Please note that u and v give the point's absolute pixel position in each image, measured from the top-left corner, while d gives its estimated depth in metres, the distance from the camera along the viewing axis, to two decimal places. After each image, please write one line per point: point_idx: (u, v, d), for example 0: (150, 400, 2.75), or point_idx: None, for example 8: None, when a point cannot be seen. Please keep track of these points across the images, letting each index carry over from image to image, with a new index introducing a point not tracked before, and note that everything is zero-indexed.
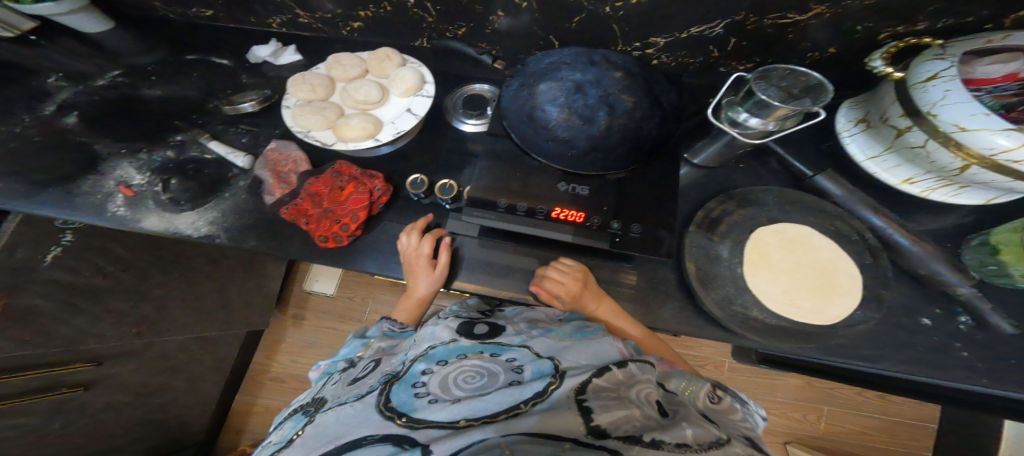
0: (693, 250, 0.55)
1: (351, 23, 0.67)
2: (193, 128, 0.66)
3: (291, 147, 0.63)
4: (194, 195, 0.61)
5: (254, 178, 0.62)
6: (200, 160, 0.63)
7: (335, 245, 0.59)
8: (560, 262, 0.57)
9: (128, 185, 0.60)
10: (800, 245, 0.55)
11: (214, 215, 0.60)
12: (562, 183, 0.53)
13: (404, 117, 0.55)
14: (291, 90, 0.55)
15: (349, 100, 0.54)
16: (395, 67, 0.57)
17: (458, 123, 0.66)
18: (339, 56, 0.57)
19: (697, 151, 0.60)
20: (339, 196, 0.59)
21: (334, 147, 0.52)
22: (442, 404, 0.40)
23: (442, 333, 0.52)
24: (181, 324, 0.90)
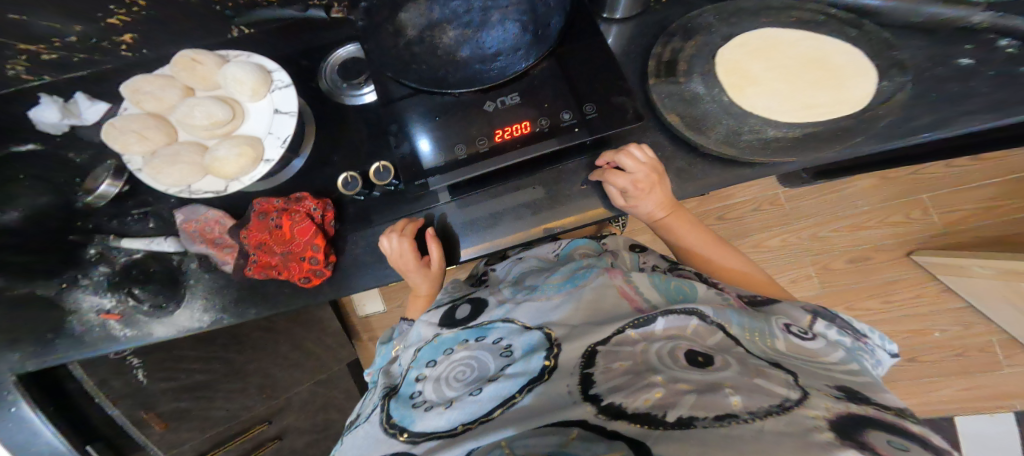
0: (665, 99, 0.43)
1: (121, 38, 0.51)
2: (96, 234, 0.54)
3: (201, 209, 0.54)
4: (169, 293, 0.55)
5: (199, 256, 0.55)
6: (138, 261, 0.54)
7: (320, 279, 0.54)
8: (637, 147, 0.45)
9: (107, 311, 0.54)
10: (772, 49, 0.44)
11: (205, 300, 0.55)
12: (488, 104, 0.45)
13: (277, 121, 0.46)
14: (120, 149, 0.44)
15: (197, 132, 0.45)
16: (213, 68, 0.47)
17: (353, 100, 0.55)
18: (135, 84, 0.46)
19: (612, 6, 0.47)
20: (283, 235, 0.50)
21: (230, 189, 0.45)
22: (436, 412, 0.39)
23: (426, 333, 0.51)
24: (282, 379, 0.93)
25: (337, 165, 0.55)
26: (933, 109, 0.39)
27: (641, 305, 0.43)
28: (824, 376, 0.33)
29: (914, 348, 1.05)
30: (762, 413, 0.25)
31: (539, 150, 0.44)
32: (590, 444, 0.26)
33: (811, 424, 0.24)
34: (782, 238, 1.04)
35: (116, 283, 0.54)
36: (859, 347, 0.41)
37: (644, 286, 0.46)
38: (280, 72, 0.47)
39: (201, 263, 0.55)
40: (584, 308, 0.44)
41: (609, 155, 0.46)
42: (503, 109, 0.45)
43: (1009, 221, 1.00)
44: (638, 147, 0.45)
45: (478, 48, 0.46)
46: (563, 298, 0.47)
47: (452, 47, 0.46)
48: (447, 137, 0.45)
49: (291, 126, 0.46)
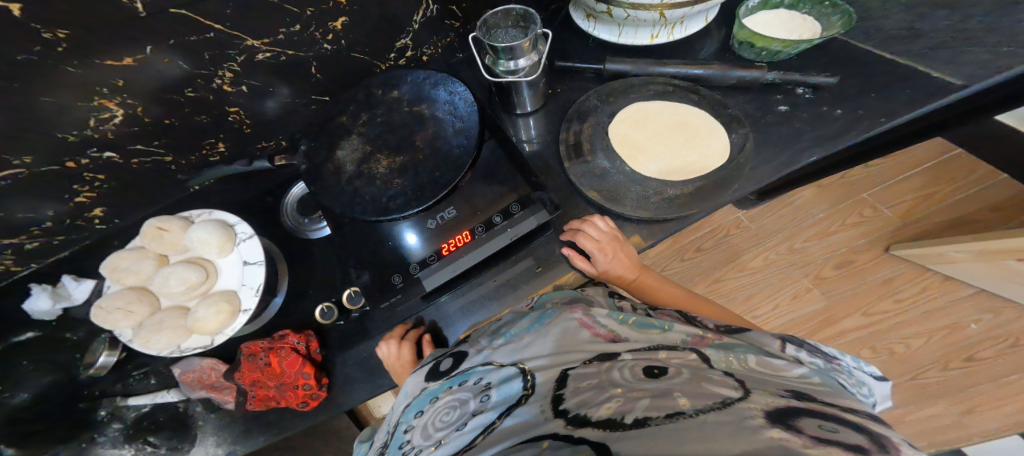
0: (581, 180, 0.49)
1: (93, 211, 0.58)
2: (102, 398, 0.58)
3: (196, 360, 0.59)
4: (182, 433, 0.57)
5: (202, 400, 0.58)
6: (146, 412, 0.58)
7: (318, 401, 0.55)
8: (595, 220, 0.48)
9: None
10: (647, 119, 0.51)
11: (216, 433, 0.57)
12: (430, 222, 0.49)
13: (247, 271, 0.51)
14: (111, 327, 0.50)
15: (179, 296, 0.51)
16: (182, 234, 0.54)
17: (312, 233, 0.62)
18: (113, 264, 0.52)
19: (520, 103, 0.54)
20: (274, 370, 0.53)
21: (216, 342, 0.50)
22: (426, 454, 0.35)
23: (412, 389, 0.46)
24: None
25: (309, 293, 0.60)
26: (791, 149, 0.47)
27: (605, 334, 0.42)
28: (780, 384, 0.33)
29: (958, 344, 0.94)
30: (706, 408, 0.26)
31: (479, 258, 0.48)
32: (558, 450, 0.25)
33: (748, 414, 0.25)
34: (759, 258, 1.03)
35: (132, 435, 0.57)
36: (831, 366, 0.41)
37: (611, 320, 0.45)
38: (240, 224, 0.54)
39: (205, 404, 0.58)
40: (558, 344, 0.41)
41: (575, 223, 0.49)
42: (444, 224, 0.49)
43: (957, 201, 1.02)
44: (599, 219, 0.48)
45: (410, 172, 0.51)
46: (534, 336, 0.43)
47: (387, 176, 0.51)
48: (422, 248, 0.49)
49: (261, 273, 0.52)
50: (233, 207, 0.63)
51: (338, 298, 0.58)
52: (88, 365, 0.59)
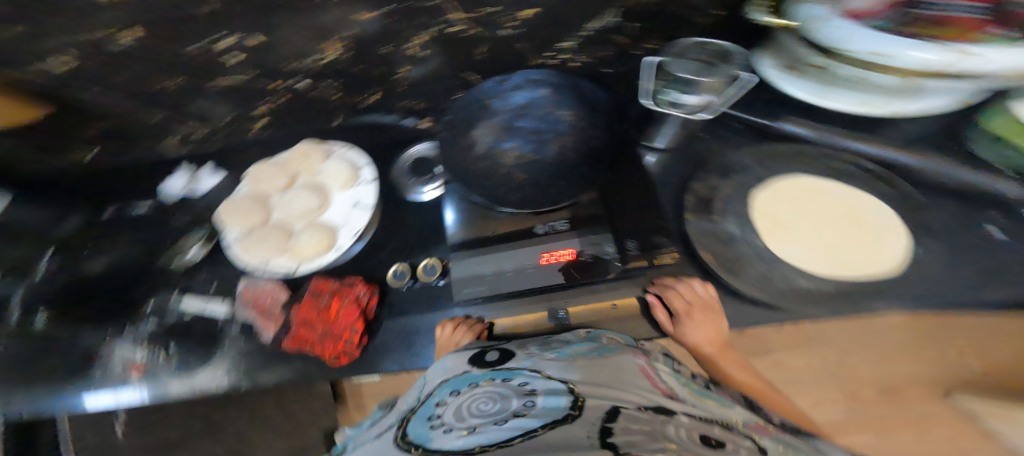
0: (699, 236, 0.51)
1: (256, 122, 0.62)
2: (165, 288, 0.57)
3: (261, 278, 0.56)
4: (201, 349, 0.52)
5: (243, 322, 0.54)
6: (185, 316, 0.54)
7: (350, 359, 0.51)
8: (694, 282, 0.51)
9: (136, 363, 0.50)
10: (810, 198, 0.54)
11: (231, 361, 0.51)
12: (538, 228, 0.51)
13: (353, 214, 0.56)
14: (228, 224, 0.57)
15: (291, 216, 0.57)
16: (317, 161, 0.60)
17: (412, 195, 0.62)
18: (259, 171, 0.60)
19: (652, 136, 0.59)
20: (328, 315, 0.51)
21: (300, 270, 0.55)
22: (455, 434, 0.35)
23: (453, 366, 0.45)
24: None
25: (387, 252, 0.59)
26: (930, 291, 0.46)
27: (663, 388, 0.42)
28: None
29: None
30: None
31: (582, 278, 0.50)
32: None
33: None
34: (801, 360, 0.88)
35: (156, 337, 0.53)
36: None
37: (670, 378, 0.45)
38: (367, 167, 0.59)
39: (243, 329, 0.54)
40: (610, 376, 0.40)
41: (667, 278, 0.51)
42: (553, 234, 0.50)
43: None
44: (698, 283, 0.51)
45: (543, 172, 0.53)
46: (590, 363, 0.44)
47: (518, 170, 0.53)
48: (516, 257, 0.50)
49: (364, 219, 0.57)
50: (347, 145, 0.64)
51: (411, 263, 0.57)
52: (180, 255, 0.59)
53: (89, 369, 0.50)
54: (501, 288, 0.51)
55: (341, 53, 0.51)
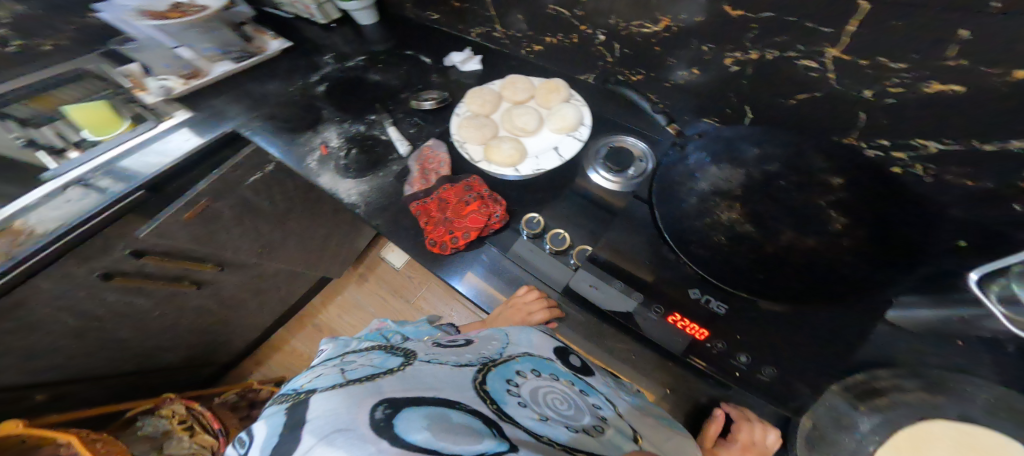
0: (822, 407, 0.42)
1: (533, 46, 0.71)
2: (387, 113, 0.72)
3: (443, 149, 0.67)
4: (361, 167, 0.68)
5: (405, 167, 0.67)
6: (376, 138, 0.70)
7: (439, 251, 0.59)
8: (767, 433, 0.48)
9: (326, 146, 0.70)
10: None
11: (367, 189, 0.66)
12: (694, 292, 0.47)
13: (548, 155, 0.63)
14: (466, 100, 0.68)
15: (507, 124, 0.65)
16: (558, 100, 0.66)
17: (590, 170, 0.61)
18: (514, 79, 0.69)
19: (912, 309, 0.43)
20: (462, 209, 0.59)
21: (480, 164, 0.64)
22: (528, 413, 0.36)
23: (538, 345, 0.49)
24: (289, 253, 1.08)
25: (541, 201, 0.61)
26: None
27: None
28: None
29: None
30: None
31: (684, 355, 0.44)
32: None
33: None
34: None
35: (349, 139, 0.71)
36: None
37: None
38: (586, 129, 0.64)
39: (398, 173, 0.67)
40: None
41: (742, 412, 0.49)
42: (704, 305, 0.46)
43: None
44: (773, 435, 0.47)
45: (745, 248, 0.47)
46: (659, 428, 0.44)
47: (725, 232, 0.48)
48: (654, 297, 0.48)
49: (552, 164, 0.62)
50: (587, 97, 0.68)
51: (547, 223, 0.59)
52: (416, 98, 0.72)
53: (311, 131, 0.72)
54: (614, 308, 0.48)
55: (658, 31, 0.54)
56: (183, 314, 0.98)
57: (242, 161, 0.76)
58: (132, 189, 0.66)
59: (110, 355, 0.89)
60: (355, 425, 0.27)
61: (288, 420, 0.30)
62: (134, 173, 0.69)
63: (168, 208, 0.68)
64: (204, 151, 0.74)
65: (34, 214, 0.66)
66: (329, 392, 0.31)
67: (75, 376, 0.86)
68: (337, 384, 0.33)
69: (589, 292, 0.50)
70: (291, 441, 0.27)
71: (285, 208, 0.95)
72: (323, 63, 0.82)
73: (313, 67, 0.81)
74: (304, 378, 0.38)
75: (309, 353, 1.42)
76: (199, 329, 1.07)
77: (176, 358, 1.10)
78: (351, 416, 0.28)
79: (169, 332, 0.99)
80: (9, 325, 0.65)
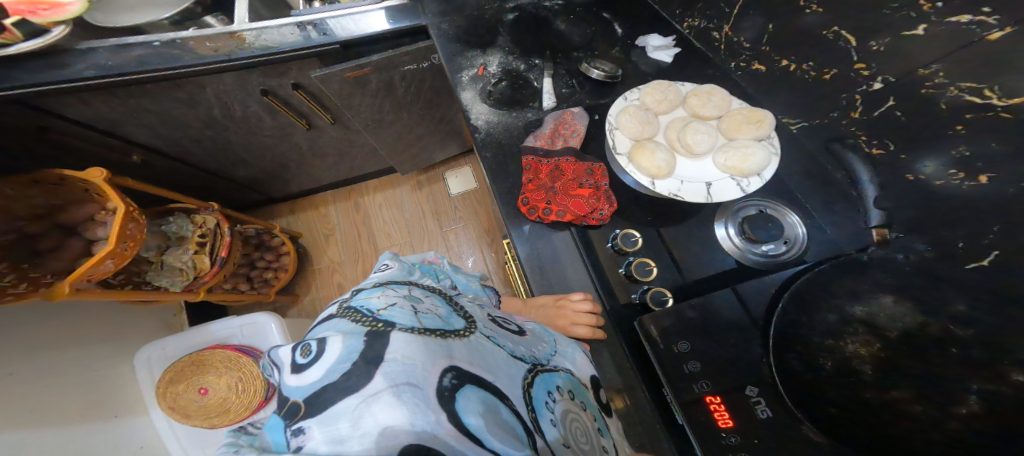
0: None
1: (753, 64, 0.61)
2: (552, 64, 0.69)
3: (583, 121, 0.63)
4: (501, 100, 0.67)
5: (540, 120, 0.65)
6: (529, 83, 0.68)
7: (525, 211, 0.58)
8: None
9: (484, 68, 0.70)
10: None
11: (495, 122, 0.65)
12: (749, 388, 0.42)
13: (699, 187, 0.55)
14: (643, 89, 0.62)
15: (673, 135, 0.59)
16: (752, 135, 0.57)
17: (722, 224, 0.55)
18: (712, 90, 0.61)
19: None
20: (571, 188, 0.57)
21: (619, 157, 0.57)
22: (553, 433, 0.40)
23: (581, 365, 0.50)
24: (385, 139, 1.14)
25: (653, 222, 0.57)
26: None
27: None
28: None
29: None
30: None
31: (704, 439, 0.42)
32: None
33: None
34: None
35: (505, 70, 0.70)
36: None
37: None
38: (760, 181, 0.54)
39: (530, 121, 0.66)
40: None
41: None
42: (750, 407, 0.42)
43: None
44: None
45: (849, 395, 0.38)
46: None
47: (840, 362, 0.39)
48: (714, 370, 0.44)
49: (695, 198, 0.54)
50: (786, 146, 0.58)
51: (644, 247, 0.55)
52: (589, 62, 0.67)
53: (482, 50, 0.72)
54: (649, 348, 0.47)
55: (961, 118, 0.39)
56: (281, 143, 1.07)
57: (411, 54, 0.78)
58: (331, 41, 0.72)
59: (211, 147, 1.00)
60: (423, 383, 0.29)
61: (365, 352, 0.30)
62: (333, 28, 0.73)
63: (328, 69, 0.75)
64: (388, 36, 0.76)
65: (255, 31, 0.71)
66: (408, 336, 0.32)
67: (181, 150, 0.98)
68: (415, 328, 0.33)
69: (650, 331, 0.47)
70: (362, 379, 0.28)
71: (410, 101, 0.97)
72: None
73: None
74: (378, 299, 0.37)
75: (349, 226, 1.52)
76: (282, 159, 1.17)
77: (253, 173, 1.22)
78: (423, 374, 0.30)
79: (264, 152, 1.10)
80: (168, 91, 0.75)
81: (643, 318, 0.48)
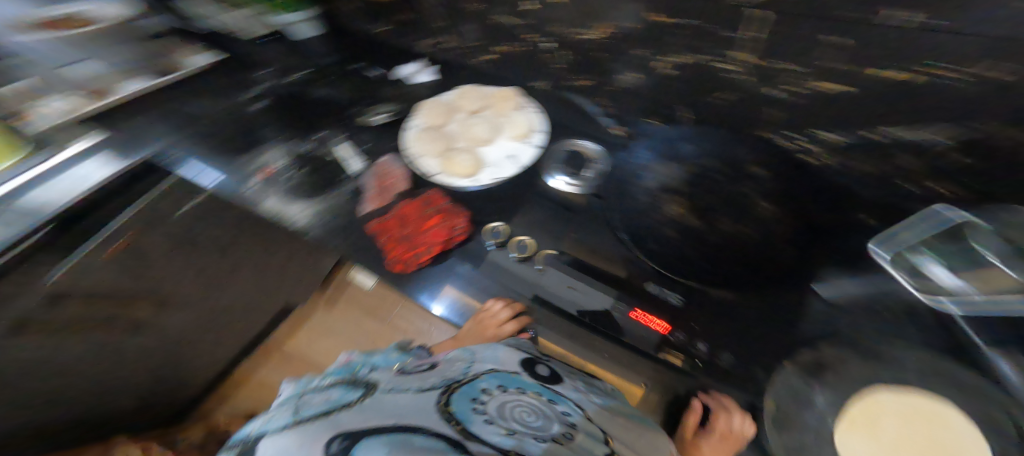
0: (784, 389, 0.41)
1: (489, 53, 0.70)
2: (333, 129, 0.70)
3: (398, 163, 0.64)
4: (310, 188, 0.65)
5: (359, 185, 0.64)
6: (326, 158, 0.67)
7: (401, 269, 0.56)
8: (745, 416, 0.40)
9: (268, 167, 0.66)
10: (933, 421, 0.36)
11: (319, 210, 0.63)
12: (652, 286, 0.48)
13: (505, 163, 0.61)
14: (416, 114, 0.67)
15: (462, 135, 0.64)
16: (515, 105, 0.65)
17: (549, 175, 0.60)
18: (468, 87, 0.68)
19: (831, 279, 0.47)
20: (423, 225, 0.58)
21: (435, 177, 0.61)
22: (493, 430, 0.38)
23: (504, 359, 0.49)
24: (241, 285, 1.01)
25: (504, 206, 0.58)
26: None
27: None
28: None
29: None
30: None
31: (649, 348, 0.45)
32: None
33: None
34: None
35: (293, 159, 0.67)
36: None
37: None
38: (542, 134, 0.63)
39: (354, 189, 0.64)
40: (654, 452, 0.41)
41: (728, 400, 0.42)
42: (662, 297, 0.48)
43: None
44: (741, 416, 0.41)
45: (692, 237, 0.50)
46: (632, 422, 0.43)
47: (677, 224, 0.51)
48: (614, 285, 0.49)
49: (510, 171, 0.60)
50: (547, 99, 0.68)
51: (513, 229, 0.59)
52: (367, 114, 0.71)
53: (252, 150, 0.68)
54: (552, 298, 0.50)
55: (602, 40, 0.55)
56: (118, 367, 0.88)
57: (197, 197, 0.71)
58: (29, 229, 0.53)
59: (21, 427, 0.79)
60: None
61: None
62: (21, 210, 0.54)
63: (79, 248, 0.61)
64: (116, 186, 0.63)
65: None
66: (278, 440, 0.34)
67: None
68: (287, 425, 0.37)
69: (535, 287, 0.51)
70: None
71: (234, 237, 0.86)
72: (256, 75, 0.79)
73: (246, 80, 0.78)
74: (264, 426, 0.40)
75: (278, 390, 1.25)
76: (133, 382, 0.96)
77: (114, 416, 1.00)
78: (300, 451, 0.32)
79: (102, 388, 0.89)
80: None
81: (529, 273, 0.52)
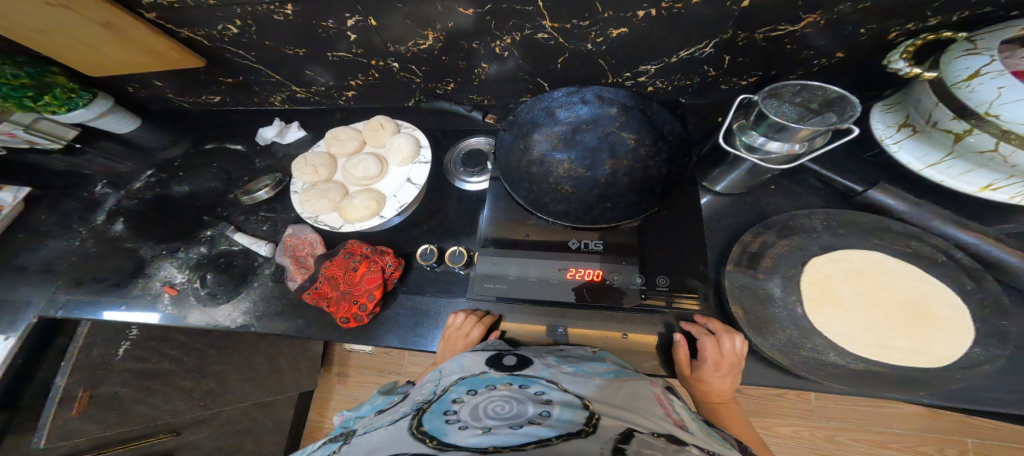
0: (737, 290, 0.50)
1: (346, 92, 0.70)
2: (222, 220, 0.67)
3: (307, 230, 0.63)
4: (226, 288, 0.61)
5: (277, 266, 0.61)
6: (229, 253, 0.63)
7: (357, 324, 0.55)
8: (733, 339, 0.48)
9: (172, 285, 0.62)
10: (869, 274, 0.50)
11: (249, 304, 0.59)
12: (573, 241, 0.52)
13: (405, 187, 0.64)
14: (296, 175, 0.66)
15: (351, 179, 0.65)
16: (389, 134, 0.68)
17: (460, 182, 0.65)
18: (337, 132, 0.69)
19: (716, 178, 0.57)
20: (354, 277, 0.56)
21: (342, 228, 0.62)
22: (469, 432, 0.34)
23: (469, 365, 0.47)
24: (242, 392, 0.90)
25: (420, 232, 0.63)
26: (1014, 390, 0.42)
27: (676, 418, 0.40)
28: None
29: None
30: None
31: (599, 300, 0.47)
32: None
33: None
34: (792, 428, 1.01)
35: (194, 267, 0.63)
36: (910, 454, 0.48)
37: (686, 413, 0.42)
38: (426, 149, 0.67)
39: (277, 271, 0.61)
40: (633, 397, 0.41)
41: (714, 326, 0.50)
42: (585, 250, 0.51)
43: None
44: (736, 339, 0.48)
45: (591, 188, 0.54)
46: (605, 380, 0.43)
47: (570, 181, 0.54)
48: (537, 261, 0.51)
49: (411, 195, 0.63)
50: (423, 118, 0.72)
51: (440, 246, 0.60)
52: (247, 192, 0.68)
53: (141, 278, 0.63)
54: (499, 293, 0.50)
55: (433, 44, 0.56)
56: None
57: None
58: None
59: None
60: None
61: None
62: None
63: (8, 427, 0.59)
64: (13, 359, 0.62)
65: None
66: None
67: None
68: None
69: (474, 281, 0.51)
70: None
71: (193, 355, 0.82)
72: (100, 195, 0.72)
73: (91, 206, 0.71)
74: None
75: None
76: None
77: None
78: None
79: None
80: None
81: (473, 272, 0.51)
